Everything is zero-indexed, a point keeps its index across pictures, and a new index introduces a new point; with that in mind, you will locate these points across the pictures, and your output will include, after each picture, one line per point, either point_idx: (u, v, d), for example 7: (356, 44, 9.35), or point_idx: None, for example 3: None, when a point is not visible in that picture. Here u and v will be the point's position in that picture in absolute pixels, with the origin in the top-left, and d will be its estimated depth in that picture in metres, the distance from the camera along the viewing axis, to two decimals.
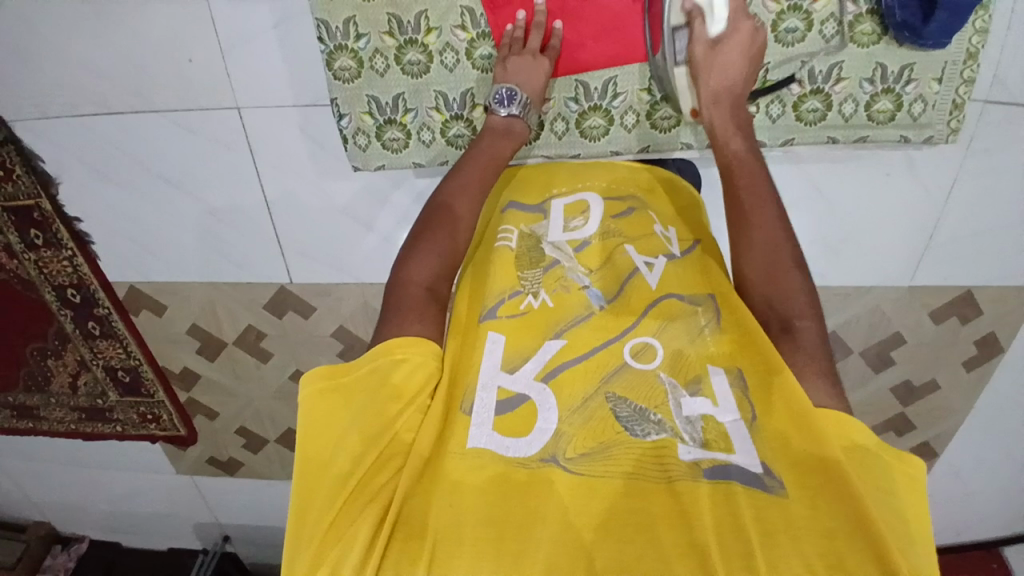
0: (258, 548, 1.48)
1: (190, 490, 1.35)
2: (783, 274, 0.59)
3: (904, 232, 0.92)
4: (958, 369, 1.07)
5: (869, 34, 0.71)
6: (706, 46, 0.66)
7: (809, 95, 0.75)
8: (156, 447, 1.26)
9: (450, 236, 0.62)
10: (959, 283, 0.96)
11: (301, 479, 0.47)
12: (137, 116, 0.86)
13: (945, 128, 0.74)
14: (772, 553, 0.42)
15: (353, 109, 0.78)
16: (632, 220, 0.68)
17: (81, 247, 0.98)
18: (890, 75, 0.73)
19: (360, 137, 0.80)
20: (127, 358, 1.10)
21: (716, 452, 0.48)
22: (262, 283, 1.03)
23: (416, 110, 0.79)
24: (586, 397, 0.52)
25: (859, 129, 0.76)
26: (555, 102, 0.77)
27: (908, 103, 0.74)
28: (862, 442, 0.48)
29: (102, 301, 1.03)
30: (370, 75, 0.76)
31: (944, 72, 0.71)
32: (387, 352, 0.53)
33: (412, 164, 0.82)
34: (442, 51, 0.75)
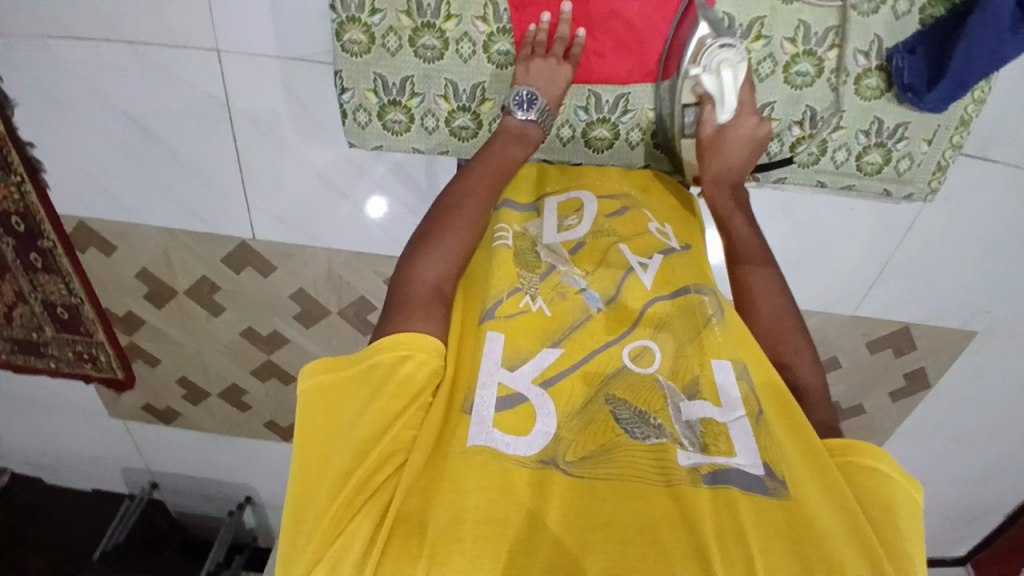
0: (184, 497, 1.45)
1: (121, 435, 1.30)
2: (785, 336, 0.63)
3: (861, 267, 0.96)
4: (886, 397, 1.14)
5: (873, 89, 0.73)
6: (713, 132, 0.69)
7: (807, 139, 0.76)
8: (89, 388, 1.21)
9: (458, 235, 0.61)
10: (900, 319, 1.02)
11: (299, 477, 0.47)
12: (109, 45, 0.81)
13: (925, 186, 0.78)
14: (770, 555, 0.45)
15: (356, 85, 0.76)
16: (627, 219, 0.69)
17: (32, 174, 0.92)
18: (885, 130, 0.76)
19: (361, 114, 0.78)
20: (68, 295, 1.05)
21: (717, 455, 0.51)
22: (224, 237, 0.99)
23: (423, 95, 0.77)
24: (585, 402, 0.54)
25: (846, 176, 0.79)
26: (565, 109, 0.76)
27: (896, 158, 0.77)
28: (876, 465, 0.52)
29: (49, 234, 0.97)
30: (380, 53, 0.74)
31: (935, 134, 0.75)
32: (391, 348, 0.52)
33: (411, 148, 0.81)
34: (459, 40, 0.73)
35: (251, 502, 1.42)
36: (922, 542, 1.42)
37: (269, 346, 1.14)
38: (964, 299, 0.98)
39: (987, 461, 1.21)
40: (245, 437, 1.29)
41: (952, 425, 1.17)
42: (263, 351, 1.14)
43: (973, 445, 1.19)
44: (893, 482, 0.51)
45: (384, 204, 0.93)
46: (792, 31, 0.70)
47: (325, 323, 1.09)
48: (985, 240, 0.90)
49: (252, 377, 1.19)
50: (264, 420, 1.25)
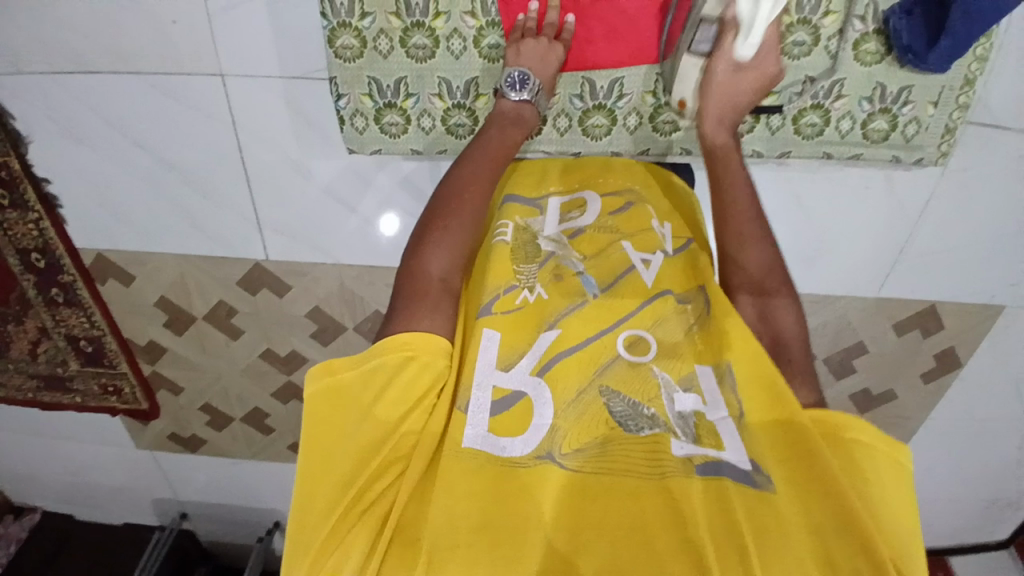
0: (216, 526, 1.45)
1: (150, 466, 1.32)
2: (775, 292, 0.63)
3: (878, 247, 0.94)
4: (916, 380, 1.11)
5: (872, 54, 0.72)
6: (730, 66, 0.66)
7: (810, 109, 0.76)
8: (116, 420, 1.22)
9: (461, 226, 0.61)
10: (924, 298, 0.99)
11: (302, 487, 0.47)
12: (115, 77, 0.83)
13: (934, 151, 0.77)
14: (764, 546, 0.43)
15: (352, 90, 0.77)
16: (629, 216, 0.68)
17: (49, 210, 0.94)
18: (889, 96, 0.74)
19: (358, 119, 0.79)
20: (90, 327, 1.06)
21: (708, 448, 0.50)
22: (237, 258, 1.00)
23: (417, 96, 0.78)
24: (580, 391, 0.53)
25: (854, 146, 0.78)
26: (560, 98, 0.77)
27: (902, 124, 0.76)
28: (855, 436, 0.50)
29: (68, 267, 0.99)
30: (373, 56, 0.75)
31: (941, 97, 0.73)
32: (393, 350, 0.52)
33: (410, 150, 0.81)
34: (449, 37, 0.74)
35: (282, 528, 1.42)
36: (969, 531, 1.37)
37: (288, 367, 1.14)
38: (988, 272, 0.95)
39: None
40: (271, 461, 1.29)
41: (989, 405, 1.13)
42: (282, 373, 1.15)
43: (1012, 426, 1.15)
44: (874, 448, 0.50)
45: (396, 222, 0.94)
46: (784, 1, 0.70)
47: (341, 340, 1.09)
48: (1004, 210, 0.88)
49: (274, 400, 1.19)
50: (289, 443, 1.25)
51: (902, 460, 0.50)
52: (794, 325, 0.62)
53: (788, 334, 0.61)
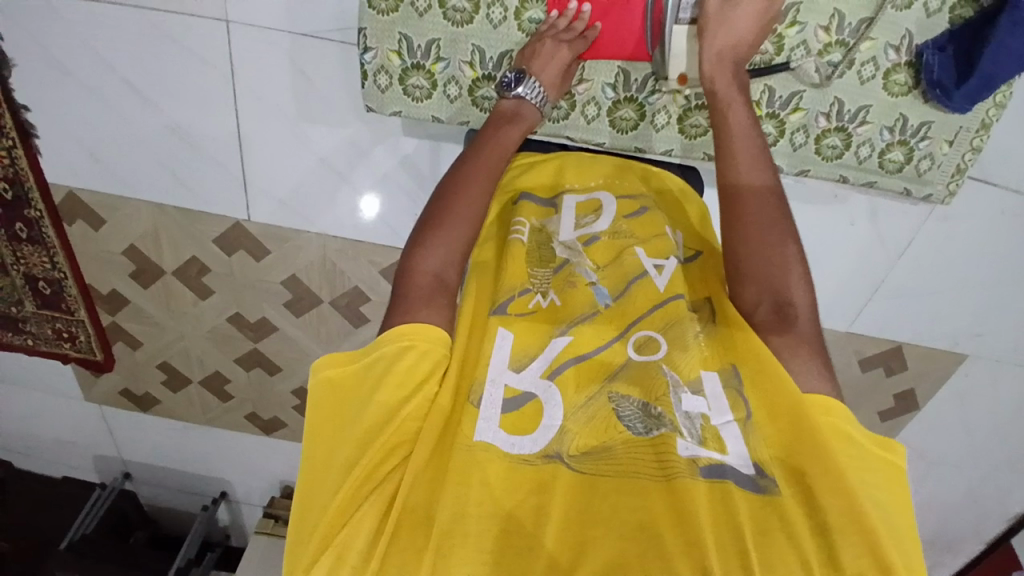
0: (155, 491, 1.40)
1: (94, 420, 1.26)
2: (776, 246, 0.59)
3: (860, 282, 0.96)
4: (874, 417, 1.14)
5: (901, 85, 0.73)
6: (721, 1, 0.64)
7: (832, 131, 0.76)
8: (66, 369, 1.17)
9: (458, 222, 0.60)
10: (894, 338, 1.02)
11: (306, 473, 0.47)
12: (115, 9, 0.79)
13: (943, 188, 0.78)
14: (767, 550, 0.43)
15: (381, 45, 0.74)
16: (644, 221, 0.66)
17: (25, 138, 0.89)
18: (908, 128, 0.75)
19: (382, 77, 0.76)
20: (51, 269, 1.02)
21: (712, 451, 0.48)
22: (218, 216, 0.96)
23: (448, 61, 0.75)
24: (587, 400, 0.52)
25: (869, 174, 0.79)
26: (593, 86, 0.76)
27: (917, 158, 0.77)
28: (848, 429, 0.49)
29: (37, 202, 0.94)
30: (408, 13, 0.73)
31: (957, 136, 0.75)
32: (395, 340, 0.51)
33: (431, 117, 0.79)
34: (490, 4, 0.72)
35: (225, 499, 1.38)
36: None
37: (256, 334, 1.11)
38: (959, 320, 0.98)
39: (971, 489, 1.21)
40: (224, 429, 1.25)
41: (939, 450, 1.16)
42: (248, 339, 1.11)
43: (957, 471, 1.19)
44: (869, 449, 0.49)
45: (377, 204, 0.92)
46: (826, 19, 0.70)
47: (315, 313, 1.06)
48: (986, 262, 0.90)
49: (235, 367, 1.15)
50: (245, 412, 1.22)
51: (895, 459, 0.49)
52: (802, 290, 0.57)
53: (798, 304, 0.57)
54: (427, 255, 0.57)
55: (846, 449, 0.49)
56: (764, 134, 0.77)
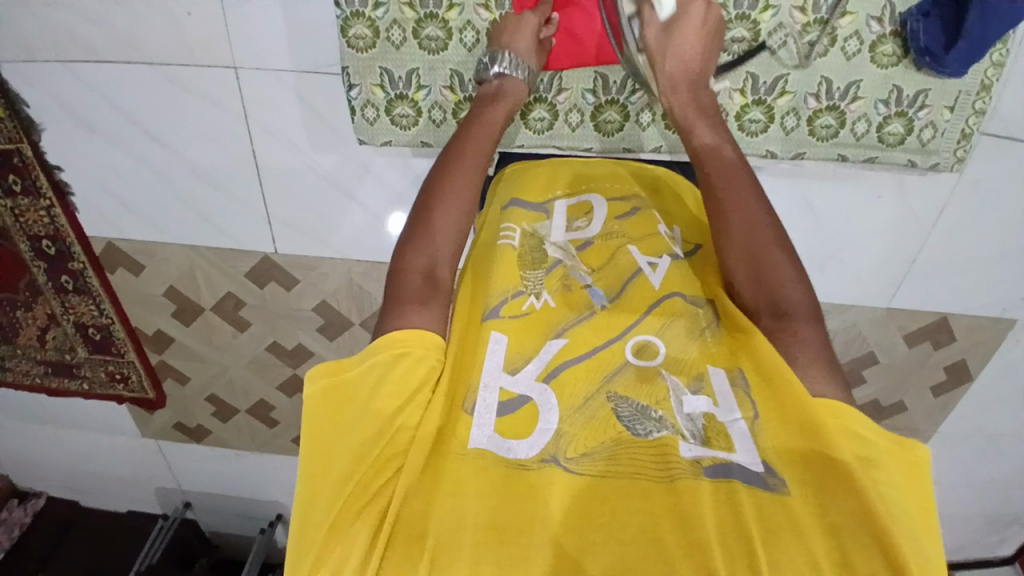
0: (218, 518, 1.46)
1: (154, 455, 1.32)
2: (766, 257, 0.57)
3: (892, 256, 0.93)
4: (926, 393, 1.10)
5: (889, 56, 0.70)
6: (658, 28, 0.67)
7: (824, 111, 0.74)
8: (122, 408, 1.23)
9: (445, 216, 0.61)
10: (936, 310, 0.98)
11: (302, 485, 0.47)
12: (129, 67, 0.83)
13: (951, 157, 0.75)
14: (774, 550, 0.42)
15: (364, 80, 0.76)
16: (636, 220, 0.68)
17: (61, 197, 0.95)
18: (905, 99, 0.73)
19: (369, 110, 0.78)
20: (98, 315, 1.07)
21: (717, 449, 0.48)
22: (246, 251, 1.00)
23: (429, 87, 0.77)
24: (587, 397, 0.53)
25: (868, 149, 0.77)
26: (574, 95, 0.77)
27: (918, 128, 0.75)
28: (861, 432, 0.47)
29: (78, 255, 1.00)
30: (385, 47, 0.74)
31: (957, 101, 0.72)
32: (388, 346, 0.52)
33: (420, 142, 0.81)
34: (462, 29, 0.73)
35: (283, 520, 1.42)
36: (975, 547, 1.35)
37: (294, 360, 1.14)
38: (1001, 284, 0.94)
39: None
40: (275, 454, 1.30)
41: (999, 421, 1.11)
42: (288, 366, 1.15)
43: (1021, 441, 1.13)
44: (883, 449, 0.46)
45: (404, 221, 0.94)
46: (800, 0, 0.69)
47: (347, 335, 1.09)
48: (1019, 224, 0.86)
49: (278, 393, 1.19)
50: (292, 436, 1.26)
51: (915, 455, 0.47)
52: (802, 297, 0.56)
53: (799, 310, 0.55)
54: (416, 253, 0.58)
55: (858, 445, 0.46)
56: (754, 121, 0.76)
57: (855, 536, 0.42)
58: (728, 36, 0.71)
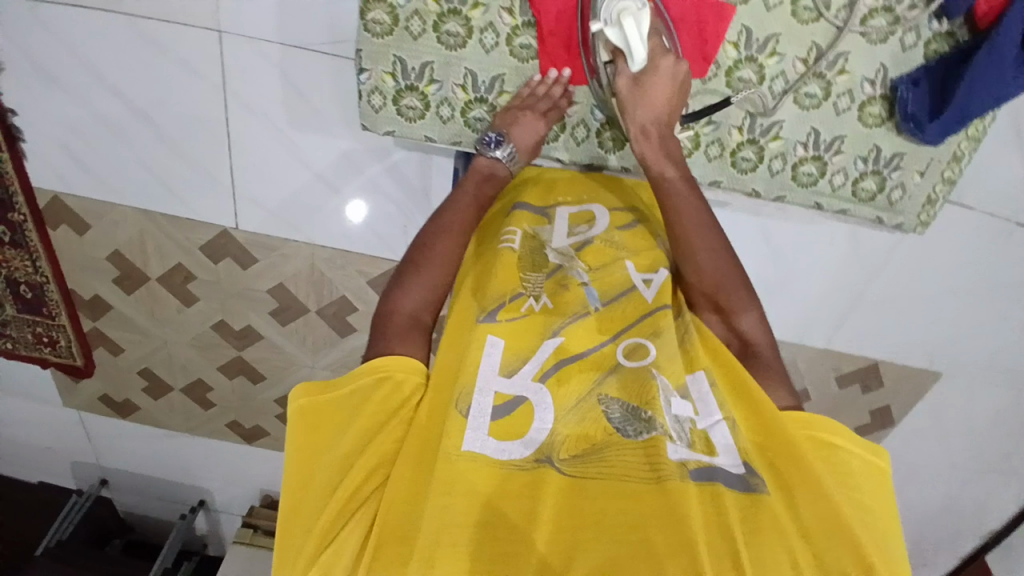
0: (135, 499, 1.38)
1: (73, 427, 1.24)
2: (732, 300, 0.62)
3: (837, 301, 0.98)
4: (851, 432, 1.16)
5: (876, 117, 0.72)
6: (631, 81, 0.65)
7: (809, 160, 0.76)
8: (44, 375, 1.15)
9: (434, 270, 0.61)
10: (870, 355, 1.04)
11: (284, 504, 0.45)
12: (105, 16, 0.79)
13: (914, 218, 0.78)
14: (757, 549, 0.43)
15: (374, 66, 0.71)
16: (637, 232, 0.68)
17: (10, 142, 0.89)
18: (882, 158, 0.75)
19: (375, 97, 0.72)
20: (34, 272, 1.01)
21: (701, 453, 0.49)
22: (204, 223, 0.96)
23: (441, 83, 0.72)
24: (578, 400, 0.53)
25: (843, 202, 0.78)
26: (582, 109, 0.73)
27: (889, 187, 0.77)
28: (833, 442, 0.51)
29: (20, 207, 0.94)
30: (402, 36, 0.69)
31: (928, 166, 0.75)
32: (371, 372, 0.51)
33: (423, 137, 0.75)
34: (483, 29, 0.69)
35: (206, 507, 1.37)
36: None
37: (240, 341, 1.10)
38: (931, 338, 1.00)
39: (944, 504, 1.23)
40: (206, 437, 1.24)
41: (913, 465, 1.19)
42: (232, 347, 1.11)
43: (929, 486, 1.21)
44: (858, 457, 0.50)
45: (364, 209, 0.93)
46: (804, 52, 0.70)
47: (301, 321, 1.06)
48: (956, 286, 0.93)
49: (219, 374, 1.15)
50: (227, 420, 1.21)
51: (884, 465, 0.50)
52: (758, 328, 0.62)
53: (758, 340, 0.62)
54: (404, 297, 0.59)
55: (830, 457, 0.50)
56: (744, 160, 0.77)
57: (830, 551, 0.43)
58: (736, 74, 0.71)
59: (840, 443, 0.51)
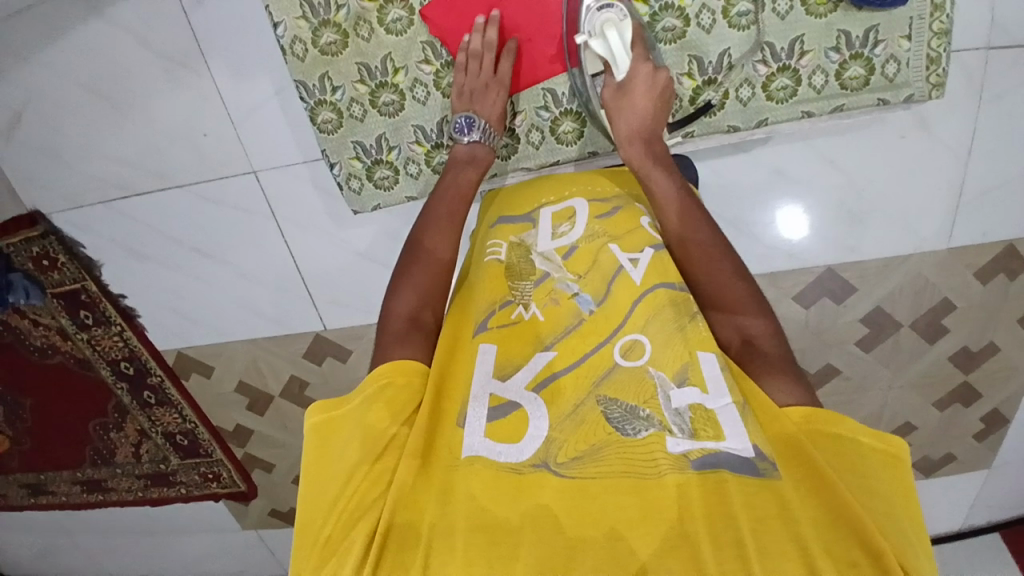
0: None
1: (258, 547, 1.34)
2: (730, 291, 0.59)
3: (931, 194, 0.87)
4: (1016, 328, 0.94)
5: (824, 3, 0.74)
6: (615, 89, 0.70)
7: (777, 73, 0.77)
8: (219, 508, 1.28)
9: (425, 269, 0.65)
10: (1001, 236, 0.88)
11: (301, 512, 0.49)
12: (163, 193, 0.94)
13: (925, 84, 0.76)
14: (763, 538, 0.43)
15: (341, 157, 0.85)
16: (619, 218, 0.66)
17: (129, 321, 1.05)
18: (856, 41, 0.76)
19: (354, 181, 0.86)
20: (183, 422, 1.15)
21: (706, 440, 0.48)
22: (298, 333, 1.05)
23: (399, 147, 0.85)
24: (577, 403, 0.52)
25: (833, 99, 0.78)
26: (528, 114, 0.81)
27: (880, 65, 0.76)
28: (850, 434, 0.48)
29: (154, 370, 1.09)
30: (351, 123, 0.83)
31: (912, 27, 0.75)
32: (373, 381, 0.54)
33: (405, 197, 0.87)
34: (412, 87, 0.82)
35: None
36: None
37: None
38: None
39: None
40: None
41: None
42: None
43: None
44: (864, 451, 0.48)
45: None
46: None
47: None
48: None
49: None
50: None
51: (899, 454, 0.48)
52: (766, 324, 0.57)
53: (766, 340, 0.56)
54: (402, 301, 0.62)
55: (848, 450, 0.48)
56: (709, 101, 0.79)
57: (841, 544, 0.42)
58: (660, 25, 0.76)
59: (851, 435, 0.48)
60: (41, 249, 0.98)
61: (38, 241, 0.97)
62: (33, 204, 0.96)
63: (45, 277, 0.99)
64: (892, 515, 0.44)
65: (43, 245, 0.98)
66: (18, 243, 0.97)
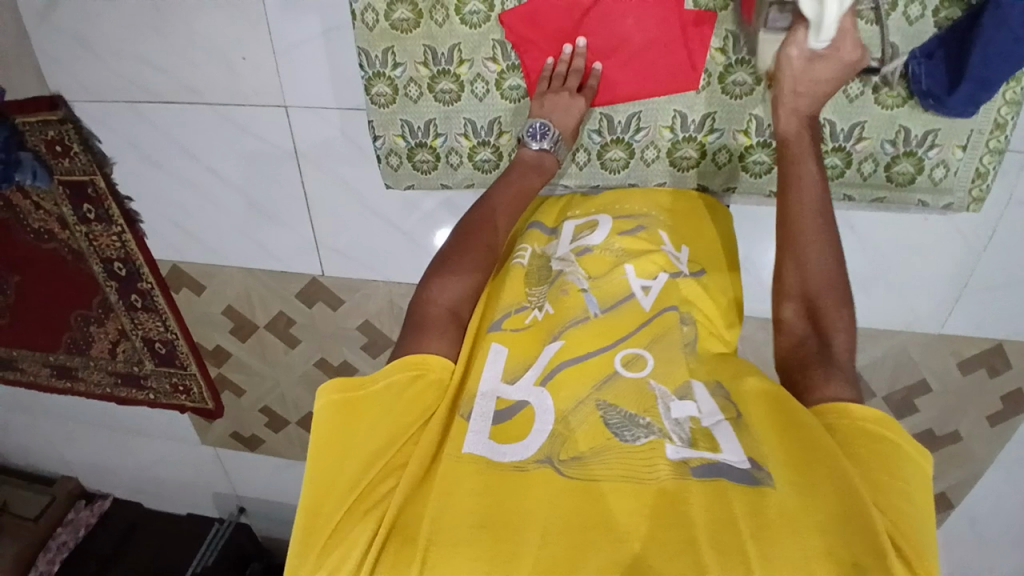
0: (270, 527, 1.49)
1: (212, 461, 1.37)
2: (832, 311, 0.57)
3: (937, 282, 0.86)
4: (980, 422, 0.96)
5: (894, 97, 0.73)
6: (805, 56, 0.63)
7: (831, 152, 0.77)
8: (183, 419, 1.30)
9: (474, 256, 0.64)
10: (989, 335, 0.88)
11: (310, 491, 0.49)
12: (190, 108, 0.92)
13: (965, 196, 0.76)
14: (773, 551, 0.43)
15: (387, 132, 0.85)
16: (638, 237, 0.70)
17: (131, 224, 1.05)
18: (913, 138, 0.75)
19: (393, 158, 0.87)
20: (164, 330, 1.16)
21: (704, 450, 0.50)
22: (295, 273, 1.06)
23: (446, 135, 0.84)
24: (580, 401, 0.55)
25: (876, 188, 0.79)
26: (580, 134, 0.80)
27: (929, 167, 0.76)
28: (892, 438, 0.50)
29: (146, 277, 1.09)
30: (404, 102, 0.82)
31: (969, 139, 0.73)
32: (400, 369, 0.55)
33: (440, 184, 0.88)
34: (474, 81, 0.80)
35: None
36: None
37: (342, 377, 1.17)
38: None
39: None
40: None
41: None
42: None
43: None
44: (902, 449, 0.49)
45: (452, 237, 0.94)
46: None
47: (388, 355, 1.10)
48: None
49: None
50: None
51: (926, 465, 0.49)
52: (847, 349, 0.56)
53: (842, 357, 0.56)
54: (443, 289, 0.61)
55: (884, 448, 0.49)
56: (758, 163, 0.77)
57: (848, 547, 0.43)
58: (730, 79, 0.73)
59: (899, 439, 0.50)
60: (57, 133, 0.96)
61: (55, 125, 0.96)
62: (56, 88, 0.94)
63: (54, 162, 0.98)
64: (917, 523, 0.45)
65: (59, 131, 0.96)
66: (34, 123, 0.95)
